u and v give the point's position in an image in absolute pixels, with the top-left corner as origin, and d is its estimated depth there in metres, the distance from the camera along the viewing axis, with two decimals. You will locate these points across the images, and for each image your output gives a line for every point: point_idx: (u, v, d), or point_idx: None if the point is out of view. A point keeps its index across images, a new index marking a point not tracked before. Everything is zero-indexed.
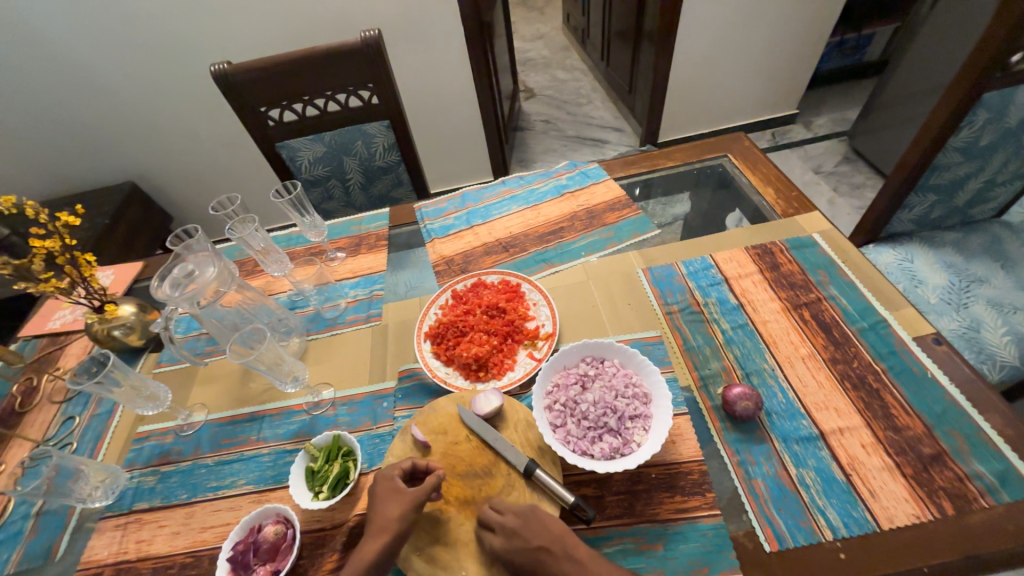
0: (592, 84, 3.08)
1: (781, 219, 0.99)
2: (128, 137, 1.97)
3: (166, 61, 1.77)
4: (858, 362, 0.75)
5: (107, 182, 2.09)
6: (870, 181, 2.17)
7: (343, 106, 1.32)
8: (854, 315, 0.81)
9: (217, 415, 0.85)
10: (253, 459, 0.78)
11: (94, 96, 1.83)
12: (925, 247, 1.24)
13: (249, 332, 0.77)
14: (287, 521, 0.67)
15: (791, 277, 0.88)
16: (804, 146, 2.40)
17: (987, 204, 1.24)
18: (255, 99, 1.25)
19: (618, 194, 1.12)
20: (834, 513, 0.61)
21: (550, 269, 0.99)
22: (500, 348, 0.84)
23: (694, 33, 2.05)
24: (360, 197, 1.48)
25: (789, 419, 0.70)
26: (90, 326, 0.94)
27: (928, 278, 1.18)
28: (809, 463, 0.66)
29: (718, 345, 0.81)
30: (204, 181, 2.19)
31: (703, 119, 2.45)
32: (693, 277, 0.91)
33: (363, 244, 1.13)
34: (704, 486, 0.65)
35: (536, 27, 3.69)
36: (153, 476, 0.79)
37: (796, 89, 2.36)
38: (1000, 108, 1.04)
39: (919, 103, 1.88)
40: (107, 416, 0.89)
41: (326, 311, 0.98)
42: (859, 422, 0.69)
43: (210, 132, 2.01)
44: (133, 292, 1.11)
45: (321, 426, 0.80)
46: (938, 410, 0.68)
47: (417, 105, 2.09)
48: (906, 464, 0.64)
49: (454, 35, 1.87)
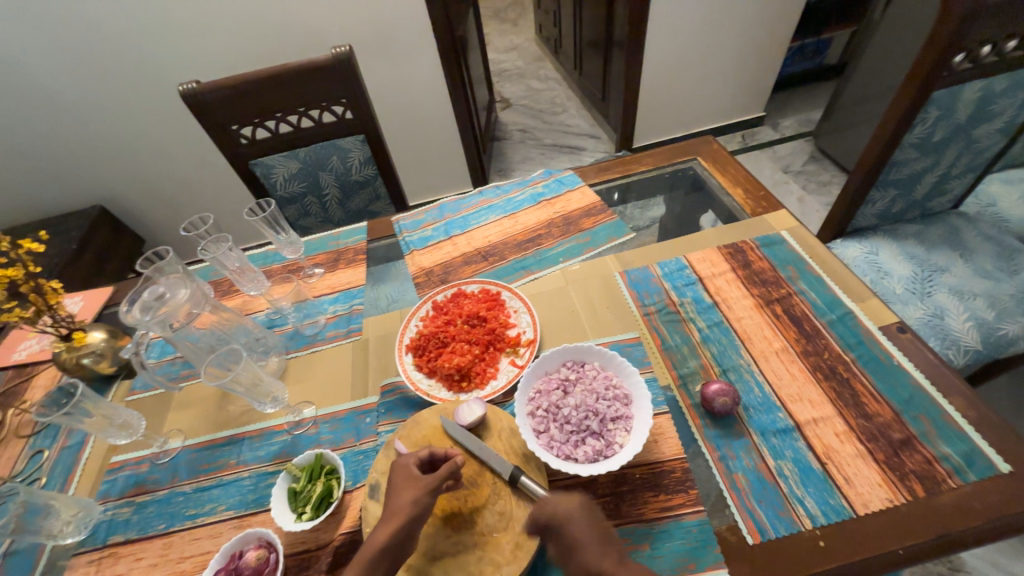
0: (566, 93, 3.13)
1: (751, 218, 1.03)
2: (96, 160, 1.92)
3: (134, 81, 1.74)
4: (828, 353, 0.77)
5: (74, 207, 2.03)
6: (836, 179, 2.25)
7: (318, 122, 1.32)
8: (823, 308, 0.83)
9: (194, 440, 0.83)
10: (232, 484, 0.76)
11: (59, 120, 1.78)
12: (889, 239, 1.29)
13: (225, 353, 0.76)
14: (270, 544, 0.66)
15: (763, 274, 0.90)
16: (772, 147, 2.48)
17: (944, 196, 1.30)
18: (227, 117, 1.23)
19: (593, 200, 1.14)
20: (812, 502, 0.63)
21: (529, 276, 1.00)
22: (482, 357, 0.84)
23: (662, 41, 2.11)
24: (338, 212, 1.47)
25: (765, 412, 0.72)
26: (58, 355, 0.91)
27: (893, 270, 1.23)
28: (787, 455, 0.68)
29: (695, 343, 0.83)
30: (177, 201, 2.15)
31: (675, 124, 2.51)
32: (669, 278, 0.93)
33: (341, 259, 1.12)
34: (687, 483, 0.66)
35: (509, 39, 3.75)
36: (128, 507, 0.76)
37: (762, 92, 2.44)
38: (949, 106, 1.09)
39: (877, 102, 1.96)
40: (77, 447, 0.86)
41: (306, 328, 0.97)
42: (832, 412, 0.71)
43: (182, 151, 1.98)
44: (104, 318, 1.08)
45: (303, 445, 0.79)
46: (905, 396, 0.71)
47: (393, 119, 2.09)
48: (877, 450, 0.66)
49: (427, 48, 1.89)
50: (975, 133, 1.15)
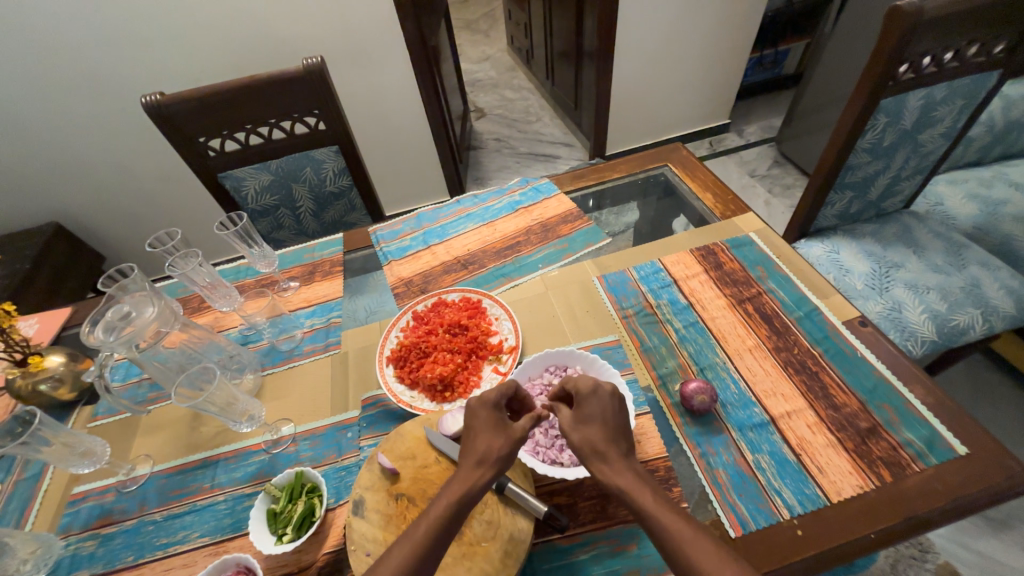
0: (539, 102, 3.19)
1: (720, 221, 1.06)
2: (51, 175, 1.83)
3: (92, 94, 1.67)
4: (798, 348, 0.81)
5: (27, 225, 1.92)
6: (799, 182, 2.36)
7: (289, 133, 1.30)
8: (791, 306, 0.87)
9: (164, 466, 0.80)
10: (207, 509, 0.73)
11: (9, 134, 1.69)
12: (849, 239, 1.36)
13: (197, 372, 0.73)
14: (249, 569, 0.63)
15: (734, 275, 0.94)
16: (738, 153, 2.59)
17: (896, 197, 1.38)
18: (194, 130, 1.20)
19: (570, 206, 1.16)
20: (789, 493, 0.65)
21: (509, 283, 1.00)
22: (464, 365, 0.84)
23: (630, 53, 2.18)
24: (313, 224, 1.44)
25: (742, 408, 0.75)
26: (12, 382, 0.86)
27: (853, 267, 1.29)
28: (764, 448, 0.70)
29: (672, 344, 0.85)
30: (140, 217, 2.07)
31: (646, 131, 2.59)
32: (645, 281, 0.96)
33: (317, 272, 1.10)
34: (670, 481, 0.68)
35: (481, 49, 3.79)
36: (92, 540, 0.72)
37: (725, 101, 2.55)
38: (896, 112, 1.17)
39: (832, 110, 2.08)
40: (35, 479, 0.81)
41: (282, 343, 0.94)
42: (804, 405, 0.74)
43: (145, 165, 1.91)
44: (62, 341, 1.02)
45: (282, 464, 0.77)
46: (870, 386, 0.75)
47: (367, 129, 2.08)
48: (847, 439, 0.69)
49: (400, 59, 1.89)
50: (920, 138, 1.23)
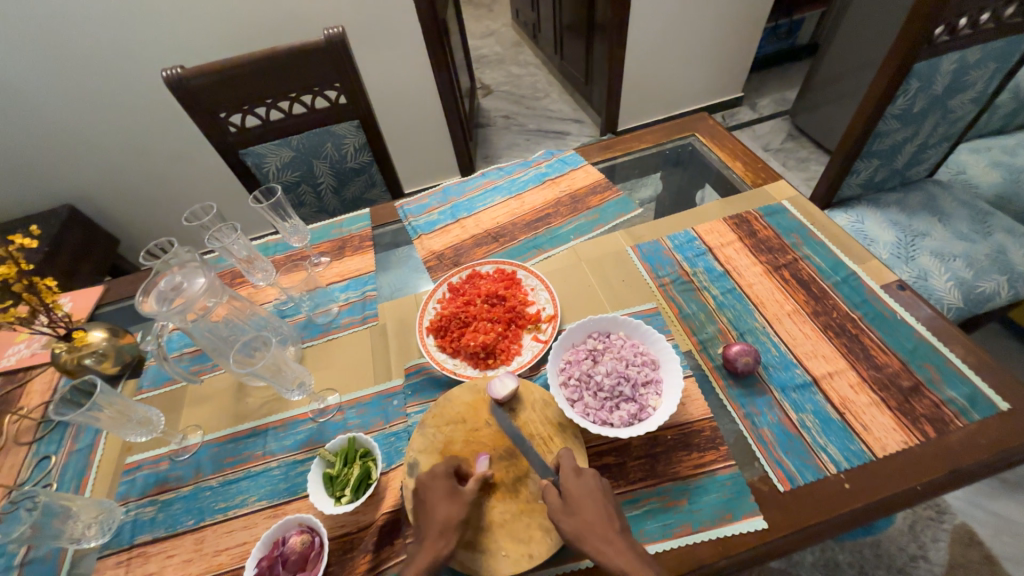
0: (547, 78, 3.12)
1: (752, 189, 1.06)
2: (62, 157, 1.81)
3: (102, 72, 1.64)
4: (837, 312, 0.81)
5: (40, 208, 1.91)
6: (814, 155, 2.34)
7: (310, 107, 1.28)
8: (828, 271, 0.88)
9: (215, 435, 0.81)
10: (261, 474, 0.75)
11: (18, 115, 1.67)
12: (873, 208, 1.36)
13: (249, 341, 0.74)
14: (312, 529, 0.65)
15: (769, 242, 0.94)
16: (752, 126, 2.55)
17: (921, 165, 1.37)
18: (214, 105, 1.18)
19: (598, 177, 1.15)
20: (835, 449, 0.67)
21: (543, 254, 1.01)
22: (505, 334, 0.85)
23: (645, 24, 2.13)
24: (333, 201, 1.44)
25: (784, 370, 0.76)
26: (58, 357, 0.87)
27: (878, 236, 1.29)
28: (808, 408, 0.71)
29: (711, 310, 0.86)
30: (152, 199, 2.05)
31: (659, 105, 2.54)
32: (680, 250, 0.96)
33: (347, 247, 1.10)
34: (717, 440, 0.69)
35: (485, 24, 3.70)
36: (152, 506, 0.74)
37: (740, 73, 2.50)
38: (929, 76, 1.15)
39: (853, 80, 2.04)
40: (87, 450, 0.82)
41: (319, 317, 0.95)
42: (846, 366, 0.75)
43: (157, 146, 1.88)
44: (99, 318, 1.03)
45: (331, 432, 0.78)
46: (910, 347, 0.76)
47: (378, 106, 2.05)
48: (889, 398, 0.71)
49: (411, 32, 1.85)
50: (951, 103, 1.22)
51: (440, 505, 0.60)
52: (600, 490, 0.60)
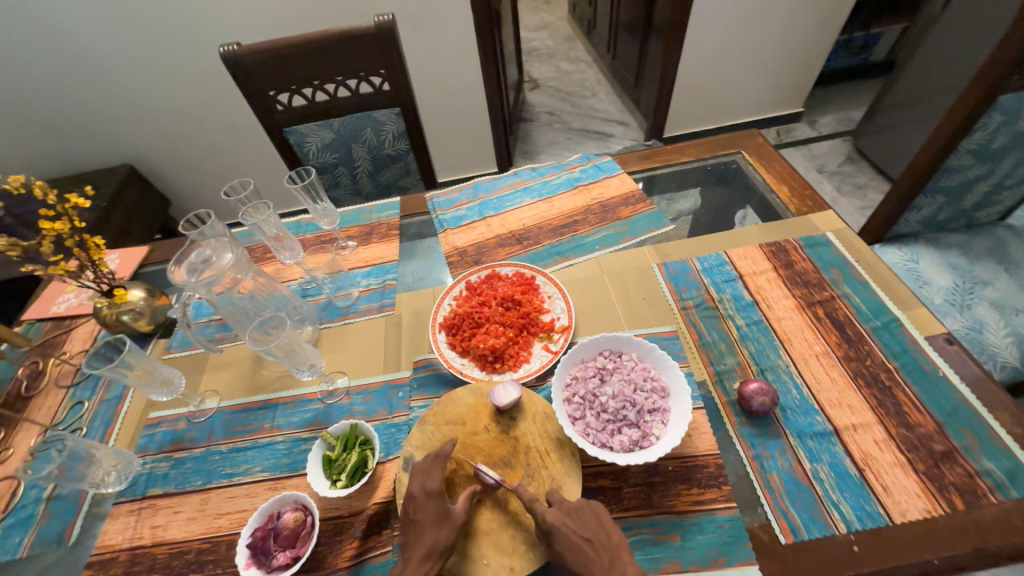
0: (596, 76, 3.05)
1: (795, 217, 1.00)
2: (127, 119, 1.92)
3: (171, 41, 1.72)
4: (871, 360, 0.76)
5: (104, 164, 2.04)
6: (873, 182, 2.18)
7: (354, 91, 1.30)
8: (867, 314, 0.82)
9: (230, 402, 0.85)
10: (267, 447, 0.78)
11: (93, 76, 1.78)
12: (931, 248, 1.26)
13: (268, 319, 0.76)
14: (306, 508, 0.67)
15: (805, 275, 0.89)
16: (808, 144, 2.41)
17: (993, 206, 1.26)
18: (264, 82, 1.22)
19: (632, 188, 1.12)
20: (847, 507, 0.63)
21: (565, 262, 0.99)
22: (516, 340, 0.84)
23: (705, 28, 2.04)
24: (368, 185, 1.46)
25: (803, 415, 0.72)
26: (99, 310, 0.93)
27: (933, 279, 1.20)
28: (824, 458, 0.67)
29: (733, 341, 0.82)
30: (204, 166, 2.16)
31: (710, 115, 2.44)
32: (708, 273, 0.92)
33: (374, 233, 1.12)
34: (720, 478, 0.66)
35: (541, 16, 3.64)
36: (166, 462, 0.79)
37: (802, 87, 2.36)
38: (1015, 111, 1.04)
39: (927, 104, 1.88)
40: (117, 401, 0.88)
41: (339, 300, 0.98)
42: (872, 419, 0.70)
43: (213, 115, 1.97)
44: (141, 277, 1.10)
45: (336, 415, 0.80)
46: (949, 408, 0.70)
47: (423, 93, 2.06)
48: (917, 460, 0.66)
49: (463, 22, 1.84)
50: None
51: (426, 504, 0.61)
52: (586, 520, 0.60)
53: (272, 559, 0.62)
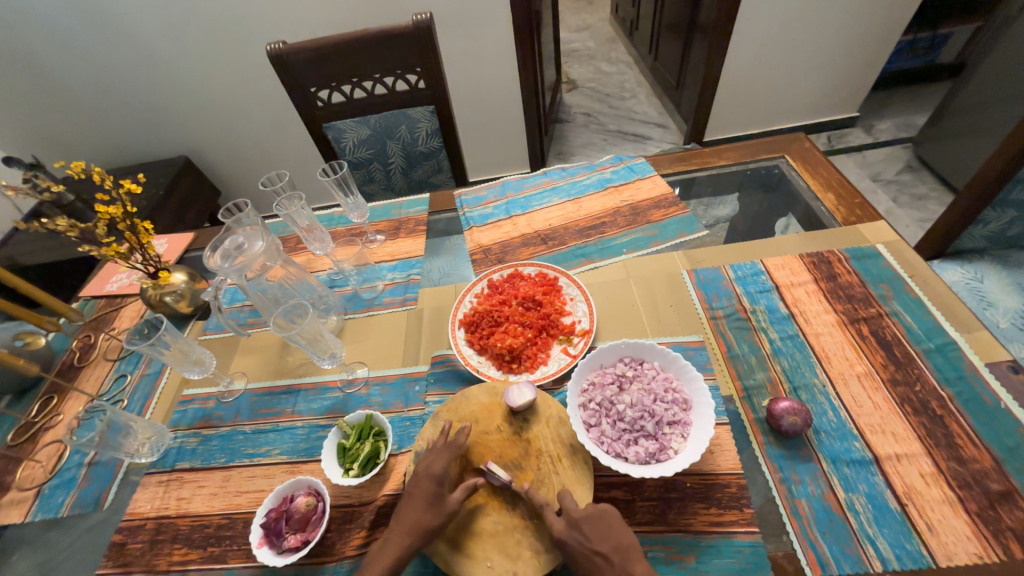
0: (637, 78, 2.99)
1: (841, 227, 0.93)
2: (184, 112, 2.05)
3: (225, 39, 1.82)
4: (921, 385, 0.70)
5: (162, 155, 2.19)
6: (935, 193, 2.02)
7: (391, 89, 1.32)
8: (919, 335, 0.75)
9: (256, 385, 0.88)
10: (287, 430, 0.80)
11: (156, 73, 1.91)
12: (998, 267, 1.15)
13: (293, 307, 0.79)
14: (318, 493, 0.68)
15: (850, 289, 0.82)
16: (863, 152, 2.26)
17: None
18: (307, 78, 1.26)
19: (665, 191, 1.08)
20: (885, 544, 0.57)
21: (590, 264, 0.97)
22: (535, 341, 0.83)
23: (753, 28, 1.95)
24: (400, 181, 1.49)
25: (839, 440, 0.66)
26: (145, 291, 0.99)
27: (999, 301, 1.09)
28: (861, 489, 0.62)
29: (764, 355, 0.78)
30: (251, 159, 2.26)
31: (755, 119, 2.33)
32: (741, 283, 0.87)
33: (402, 228, 1.13)
34: (742, 500, 0.62)
35: (583, 17, 3.60)
36: (194, 438, 0.82)
37: (858, 90, 2.21)
38: None
39: (1002, 110, 1.72)
40: (155, 376, 0.94)
41: (364, 292, 0.99)
42: (919, 450, 0.64)
43: (260, 110, 2.07)
44: (185, 261, 1.16)
45: (354, 404, 0.81)
46: (1011, 444, 0.63)
47: (459, 92, 2.08)
48: (970, 499, 0.59)
49: (502, 22, 1.85)
50: None
51: (419, 478, 0.63)
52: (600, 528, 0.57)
53: (283, 540, 0.64)
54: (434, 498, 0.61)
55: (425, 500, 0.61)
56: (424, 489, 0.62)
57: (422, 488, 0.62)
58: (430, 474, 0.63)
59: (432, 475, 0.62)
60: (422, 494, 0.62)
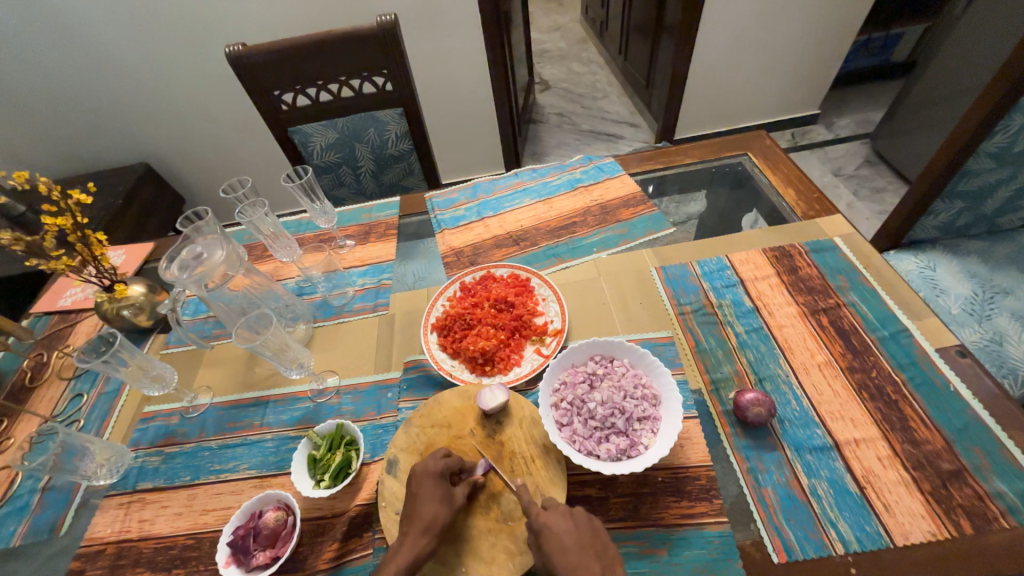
0: (608, 78, 3.03)
1: (802, 221, 0.96)
2: (142, 118, 1.97)
3: (183, 42, 1.76)
4: (877, 371, 0.73)
5: (121, 162, 2.10)
6: (892, 186, 2.11)
7: (357, 91, 1.30)
8: (875, 323, 0.78)
9: (222, 398, 0.85)
10: (256, 444, 0.78)
11: (110, 77, 1.83)
12: (949, 255, 1.20)
13: (256, 316, 0.76)
14: (289, 507, 0.67)
15: (810, 281, 0.85)
16: (825, 147, 2.34)
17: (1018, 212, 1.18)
18: (269, 82, 1.23)
19: (633, 189, 1.10)
20: (846, 526, 0.60)
21: (561, 264, 0.97)
22: (507, 342, 0.83)
23: (716, 28, 2.00)
24: (371, 184, 1.47)
25: (802, 427, 0.69)
26: (100, 305, 0.94)
27: (950, 288, 1.14)
28: (823, 474, 0.64)
29: (731, 349, 0.79)
30: (216, 165, 2.19)
31: (722, 117, 2.39)
32: (708, 278, 0.89)
33: (373, 232, 1.12)
34: (712, 492, 0.63)
35: (554, 18, 3.63)
36: (157, 456, 0.79)
37: (818, 88, 2.29)
38: None
39: (949, 106, 1.81)
40: (113, 395, 0.90)
41: (334, 299, 0.97)
42: (876, 434, 0.66)
43: (223, 114, 2.01)
44: (144, 273, 1.12)
45: (325, 414, 0.80)
46: (960, 425, 0.66)
47: (430, 94, 2.06)
48: (923, 480, 0.62)
49: (471, 23, 1.84)
50: None
51: (420, 477, 0.61)
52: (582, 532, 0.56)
53: (251, 558, 0.62)
54: (444, 490, 0.60)
55: (435, 496, 0.60)
56: (431, 488, 0.60)
57: (426, 489, 0.60)
58: (431, 475, 0.61)
59: (436, 469, 0.61)
60: (429, 491, 0.60)
